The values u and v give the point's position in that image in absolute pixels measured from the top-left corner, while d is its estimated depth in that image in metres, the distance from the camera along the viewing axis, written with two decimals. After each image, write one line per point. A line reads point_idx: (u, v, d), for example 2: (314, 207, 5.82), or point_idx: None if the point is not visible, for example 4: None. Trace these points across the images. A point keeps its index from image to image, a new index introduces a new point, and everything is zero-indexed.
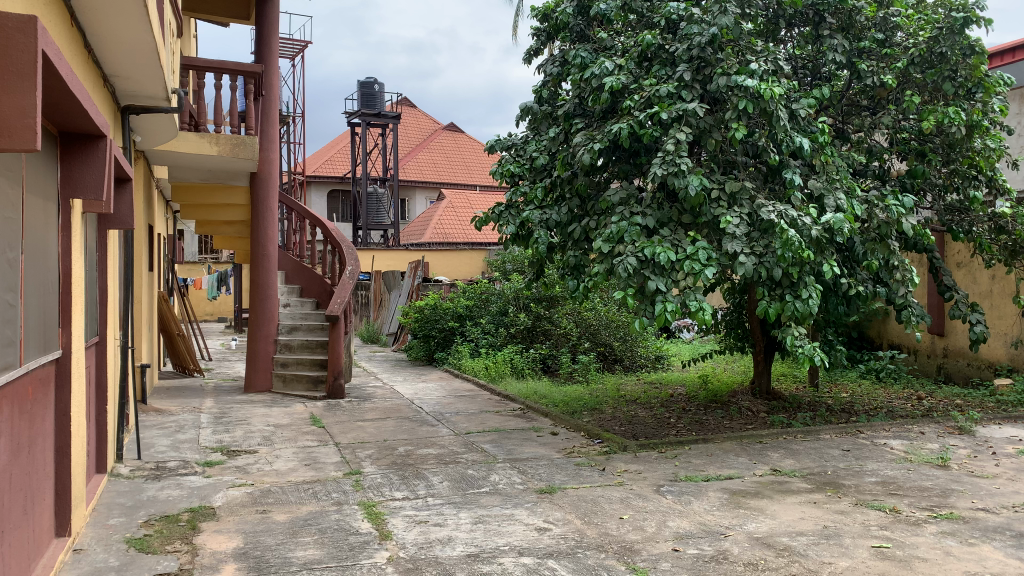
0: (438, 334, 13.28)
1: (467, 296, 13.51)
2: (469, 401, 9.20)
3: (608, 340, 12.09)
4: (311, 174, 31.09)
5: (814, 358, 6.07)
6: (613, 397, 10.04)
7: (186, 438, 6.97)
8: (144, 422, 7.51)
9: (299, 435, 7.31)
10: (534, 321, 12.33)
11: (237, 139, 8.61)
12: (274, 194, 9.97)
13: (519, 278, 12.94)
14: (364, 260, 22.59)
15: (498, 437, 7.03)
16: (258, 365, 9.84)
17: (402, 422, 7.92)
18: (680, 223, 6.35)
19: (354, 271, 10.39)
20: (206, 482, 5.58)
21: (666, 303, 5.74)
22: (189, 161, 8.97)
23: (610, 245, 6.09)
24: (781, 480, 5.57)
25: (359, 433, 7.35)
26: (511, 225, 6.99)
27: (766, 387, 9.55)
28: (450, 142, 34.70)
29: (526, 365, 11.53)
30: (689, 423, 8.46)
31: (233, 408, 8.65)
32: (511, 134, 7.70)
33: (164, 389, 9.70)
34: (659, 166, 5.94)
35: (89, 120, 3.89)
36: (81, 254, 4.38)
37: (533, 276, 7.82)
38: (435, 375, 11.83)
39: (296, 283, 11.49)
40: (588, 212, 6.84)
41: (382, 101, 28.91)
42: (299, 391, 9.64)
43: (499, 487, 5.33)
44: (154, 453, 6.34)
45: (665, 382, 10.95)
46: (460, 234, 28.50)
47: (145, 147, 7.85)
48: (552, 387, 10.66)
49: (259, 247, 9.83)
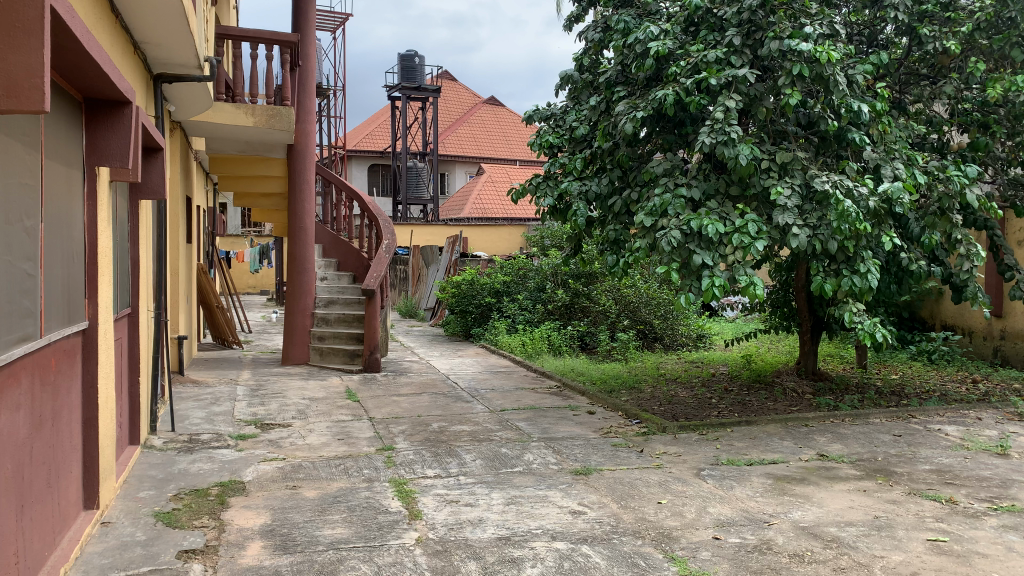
0: (475, 310, 13.17)
1: (505, 271, 13.37)
2: (505, 377, 9.07)
3: (648, 318, 11.83)
4: (352, 148, 31.12)
5: (874, 335, 5.77)
6: (653, 376, 9.82)
7: (221, 411, 6.96)
8: (180, 394, 7.53)
9: (333, 409, 7.25)
10: (572, 298, 12.16)
11: (273, 110, 8.51)
12: (311, 166, 9.88)
13: (557, 254, 12.76)
14: (403, 235, 22.55)
15: (533, 415, 6.88)
16: (295, 338, 9.84)
17: (437, 397, 7.81)
18: (728, 196, 6.07)
19: (390, 245, 10.27)
20: (238, 456, 5.53)
21: (713, 278, 5.50)
22: (226, 132, 8.89)
23: (654, 218, 5.84)
24: (828, 466, 5.32)
25: (394, 408, 7.27)
26: (548, 198, 6.76)
27: (813, 367, 9.24)
28: (491, 116, 34.42)
29: (564, 342, 11.35)
30: (732, 404, 8.25)
31: (270, 381, 8.65)
32: (550, 103, 7.45)
33: (203, 361, 9.74)
34: (706, 135, 5.67)
35: (112, 84, 3.77)
36: (108, 225, 4.30)
37: (570, 252, 7.61)
38: (472, 351, 11.72)
39: (333, 256, 11.43)
40: (629, 185, 6.59)
41: (423, 74, 28.68)
42: (336, 364, 9.61)
43: (532, 467, 5.17)
44: (188, 425, 6.32)
45: (708, 362, 10.69)
46: (500, 209, 28.33)
47: (180, 118, 7.80)
48: (589, 364, 10.48)
49: (297, 219, 9.77)
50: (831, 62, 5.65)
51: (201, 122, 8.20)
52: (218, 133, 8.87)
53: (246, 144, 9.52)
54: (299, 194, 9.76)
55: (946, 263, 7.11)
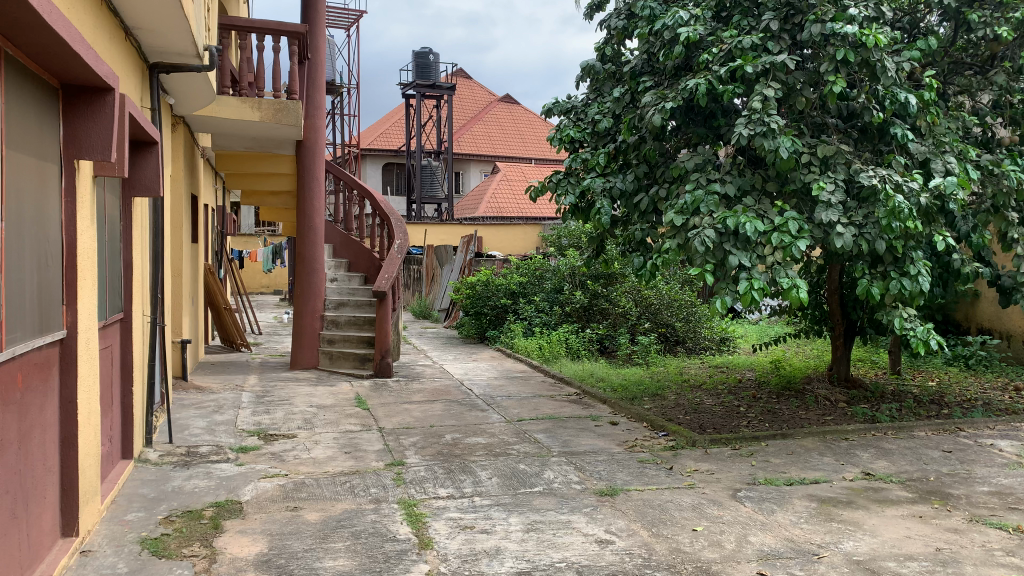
0: (491, 312, 12.76)
1: (521, 272, 12.94)
2: (522, 384, 8.65)
3: (670, 321, 11.40)
4: (366, 147, 30.81)
5: (928, 342, 5.37)
6: (676, 382, 9.40)
7: (223, 420, 6.60)
8: (182, 401, 7.19)
9: (341, 418, 6.87)
10: (590, 299, 11.74)
11: (280, 104, 8.15)
12: (321, 163, 9.51)
13: (575, 254, 12.33)
14: (417, 234, 22.16)
15: (552, 426, 6.47)
16: (305, 341, 9.48)
17: (451, 405, 7.41)
18: (765, 192, 5.66)
19: (402, 245, 9.90)
20: (236, 472, 5.15)
21: (750, 280, 5.08)
22: (232, 128, 8.52)
23: (685, 216, 5.44)
24: (876, 486, 4.87)
25: (405, 418, 6.88)
26: (570, 195, 6.31)
27: (846, 374, 8.78)
28: (506, 114, 34.00)
29: (582, 345, 10.94)
30: (762, 413, 7.90)
31: (277, 387, 8.29)
32: (570, 96, 7.01)
33: (209, 365, 9.40)
34: (743, 126, 5.23)
35: (86, 69, 3.39)
36: (92, 224, 3.93)
37: (592, 254, 7.21)
38: (487, 354, 11.31)
39: (344, 257, 11.07)
40: (657, 181, 6.16)
41: (438, 71, 28.31)
42: (346, 368, 9.25)
43: (553, 487, 4.76)
44: (187, 436, 5.96)
45: (733, 367, 10.24)
46: (515, 208, 27.93)
47: (182, 112, 7.44)
48: (609, 369, 10.07)
49: (306, 218, 9.41)
50: (878, 46, 5.24)
51: (205, 117, 7.86)
52: (224, 128, 8.54)
53: (254, 140, 9.19)
54: (310, 191, 9.41)
55: (995, 265, 6.64)
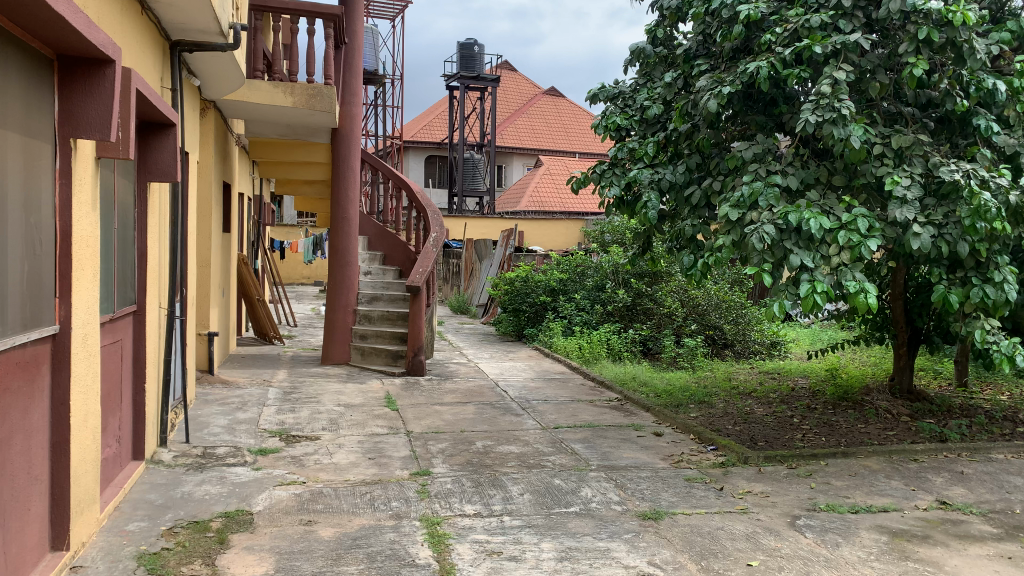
0: (530, 309, 12.33)
1: (562, 268, 12.50)
2: (559, 386, 8.22)
3: (718, 323, 11.01)
4: (409, 139, 30.61)
5: (1013, 358, 4.79)
6: (725, 389, 9.02)
7: (246, 418, 6.31)
8: (205, 397, 6.93)
9: (368, 419, 6.53)
10: (634, 299, 11.30)
11: (313, 89, 7.83)
12: (356, 151, 9.19)
13: (619, 251, 11.84)
14: (457, 228, 21.85)
15: (591, 436, 6.04)
16: (335, 336, 9.18)
17: (484, 408, 7.01)
18: (830, 186, 5.12)
19: (438, 239, 9.53)
20: (251, 478, 4.83)
21: (813, 282, 4.58)
22: (264, 113, 8.23)
23: (741, 211, 4.94)
24: (955, 519, 4.33)
25: (435, 421, 6.50)
26: (614, 186, 5.84)
27: (909, 385, 8.15)
28: (550, 108, 33.52)
29: (624, 347, 10.51)
30: (818, 425, 7.41)
31: (305, 383, 8.00)
32: (617, 82, 6.54)
33: (239, 359, 9.16)
34: (809, 112, 4.68)
35: (82, 38, 3.05)
36: (90, 210, 3.59)
37: (638, 251, 6.74)
38: (525, 353, 10.89)
39: (379, 249, 10.75)
40: (711, 173, 5.66)
41: (482, 63, 27.93)
42: (378, 365, 8.93)
43: (591, 508, 4.33)
44: (205, 435, 5.67)
45: (785, 374, 9.88)
46: (557, 203, 27.51)
47: (211, 95, 7.15)
48: (653, 372, 9.74)
49: (340, 209, 9.10)
50: (967, 24, 4.66)
51: (236, 101, 7.59)
52: (257, 114, 8.27)
53: (288, 127, 8.90)
54: (344, 181, 9.09)
55: None
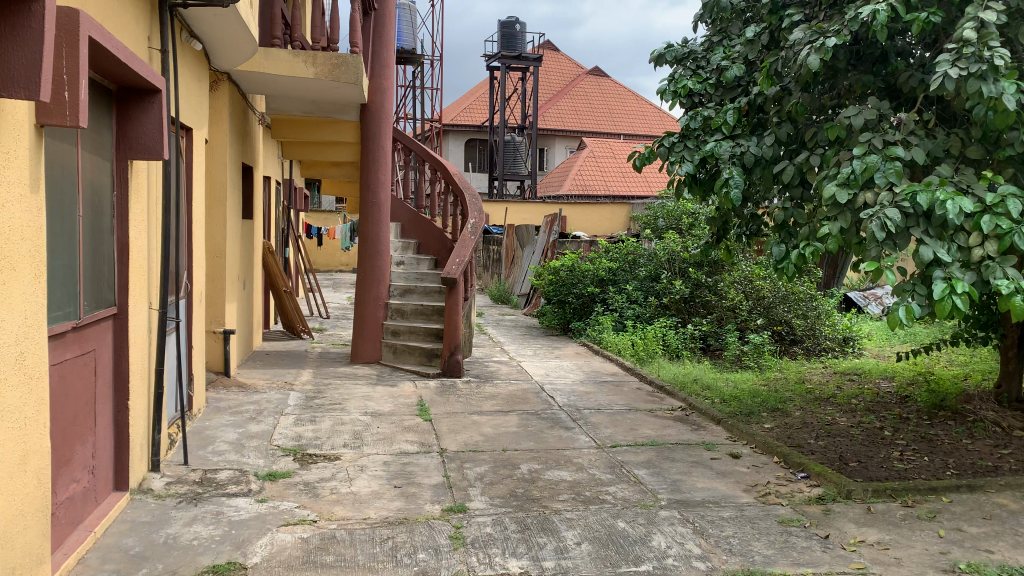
0: (576, 301, 11.38)
1: (611, 256, 11.53)
2: (613, 391, 7.32)
3: (785, 317, 10.01)
4: (449, 122, 29.79)
5: None
6: (799, 394, 8.05)
7: (258, 432, 5.55)
8: (218, 405, 6.19)
9: (397, 432, 5.70)
10: (691, 290, 10.32)
11: (337, 58, 6.97)
12: (387, 129, 8.33)
13: (674, 238, 10.82)
14: (498, 213, 21.01)
15: (655, 459, 5.15)
16: (365, 332, 8.38)
17: (529, 420, 6.13)
18: (964, 159, 4.10)
19: (477, 225, 8.66)
20: (253, 514, 4.03)
21: (949, 280, 3.60)
22: (285, 87, 7.42)
23: (852, 191, 3.96)
24: None
25: (474, 435, 5.65)
26: (686, 163, 4.90)
27: (1018, 393, 7.06)
28: (594, 88, 32.36)
29: (682, 344, 9.57)
30: (916, 440, 6.38)
31: (330, 385, 7.22)
32: (685, 39, 5.55)
33: (262, 356, 8.45)
34: (948, 64, 3.63)
35: None
36: (22, 192, 2.75)
37: (710, 240, 5.79)
38: (572, 350, 9.98)
39: (413, 237, 9.92)
40: (806, 146, 4.68)
41: (524, 42, 26.96)
42: (411, 364, 8.12)
43: (666, 566, 3.45)
44: (208, 455, 4.92)
45: (865, 376, 8.87)
46: (602, 187, 26.57)
47: (222, 63, 6.35)
48: (716, 372, 8.79)
49: (370, 193, 8.28)
50: None
51: (252, 72, 6.79)
52: (277, 88, 7.47)
53: (313, 103, 8.11)
54: (373, 162, 8.26)
55: None
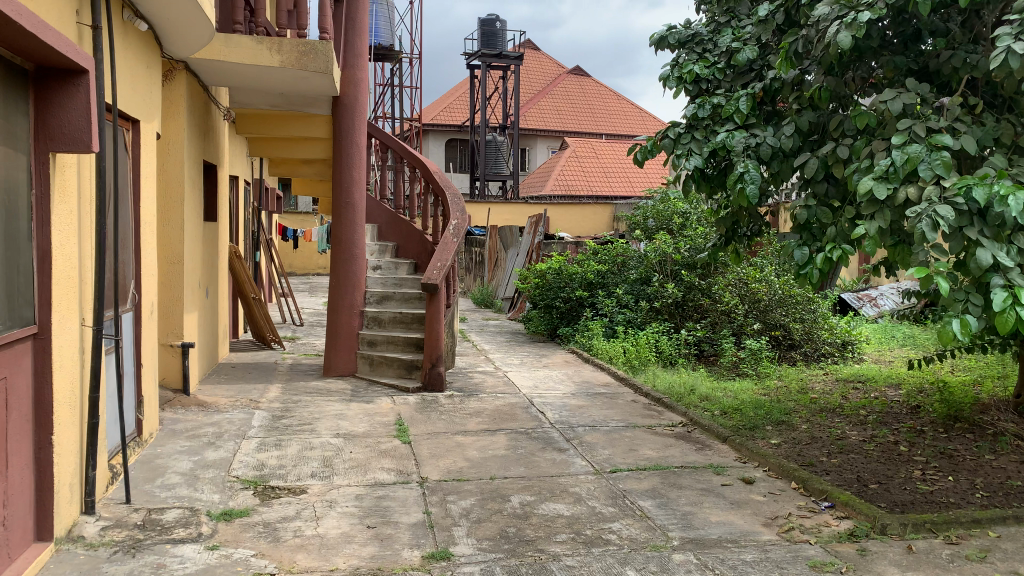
0: (563, 305, 10.85)
1: (600, 258, 11.00)
2: (608, 405, 6.78)
3: (783, 321, 9.55)
4: (428, 121, 29.17)
5: None
6: (804, 405, 7.54)
7: (216, 461, 4.94)
8: (172, 429, 5.57)
9: (372, 458, 5.13)
10: (684, 293, 9.81)
11: (305, 45, 6.38)
12: (363, 123, 7.74)
13: (665, 238, 10.30)
14: (479, 213, 20.43)
15: (661, 488, 4.61)
16: (339, 343, 7.77)
17: (519, 440, 5.57)
18: (1017, 147, 3.62)
19: (459, 227, 8.09)
20: (200, 567, 3.43)
21: (1010, 288, 3.08)
22: (250, 77, 6.81)
23: (891, 186, 3.43)
24: None
25: (457, 461, 5.09)
26: (695, 157, 4.37)
27: None
28: (576, 87, 31.91)
29: (675, 350, 9.06)
30: (936, 456, 5.89)
31: (300, 403, 6.61)
32: (688, 21, 5.02)
33: (227, 370, 7.81)
34: (1010, 39, 3.11)
35: None
36: None
37: (719, 243, 5.28)
38: (560, 358, 9.42)
39: (391, 240, 9.34)
40: (831, 136, 4.17)
41: (504, 41, 26.46)
42: (389, 378, 7.53)
43: None
44: (154, 491, 4.31)
45: (871, 383, 8.39)
46: (585, 187, 26.10)
47: (176, 48, 5.73)
48: (713, 381, 8.26)
49: (344, 193, 7.70)
50: None
51: (211, 60, 6.18)
52: (241, 79, 6.86)
53: (281, 95, 7.52)
54: (347, 159, 7.67)
55: None
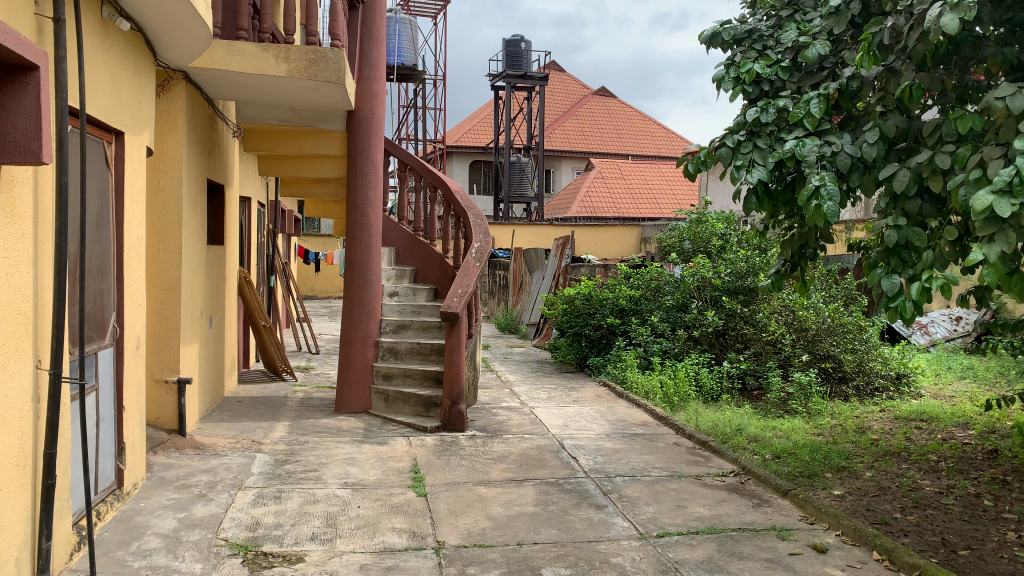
0: (593, 333, 10.21)
1: (632, 283, 10.34)
2: (648, 449, 6.10)
3: (833, 351, 8.80)
4: (453, 143, 28.79)
5: None
6: (864, 448, 6.79)
7: (204, 518, 4.32)
8: (162, 477, 4.97)
9: (382, 516, 4.48)
10: (724, 322, 9.11)
11: (315, 53, 5.84)
12: (379, 139, 7.19)
13: (703, 261, 9.64)
14: (504, 236, 19.86)
15: (720, 558, 3.91)
16: (352, 377, 7.16)
17: (550, 494, 4.90)
18: None
19: (482, 250, 7.49)
20: None
21: None
22: (256, 89, 6.28)
23: (1016, 201, 2.76)
24: None
25: (480, 520, 4.43)
26: (758, 168, 3.72)
27: None
28: (602, 108, 31.40)
29: (716, 384, 8.36)
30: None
31: (307, 445, 5.98)
32: (745, 14, 4.39)
33: (231, 406, 7.22)
34: None
35: None
36: None
37: (782, 268, 4.61)
38: (591, 391, 8.74)
39: (409, 264, 8.78)
40: (924, 144, 3.51)
41: (529, 61, 26.08)
42: (405, 415, 6.89)
43: None
44: (126, 560, 3.70)
45: (935, 422, 7.60)
46: (612, 209, 25.51)
47: (172, 55, 5.20)
48: (760, 419, 7.54)
49: (359, 214, 7.13)
50: None
51: (212, 69, 5.67)
52: (248, 91, 6.35)
53: (293, 109, 7.01)
54: (362, 178, 7.11)
55: None
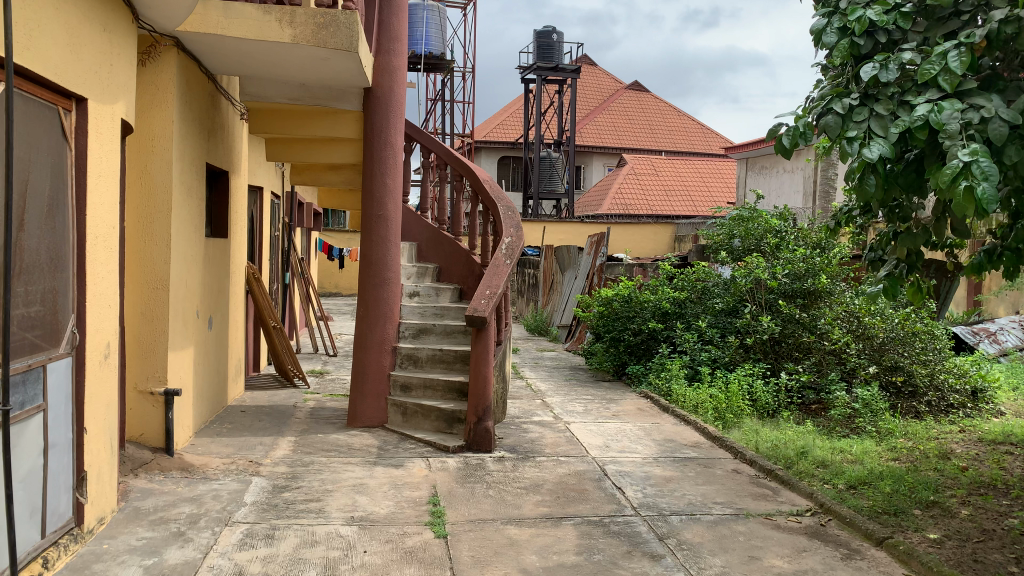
0: (633, 338, 9.36)
1: (678, 284, 9.47)
2: (704, 479, 5.24)
3: (904, 362, 7.85)
4: (481, 138, 28.03)
5: None
6: (953, 478, 5.86)
7: (176, 565, 3.57)
8: (137, 508, 4.23)
9: (392, 565, 3.70)
10: (782, 329, 8.22)
11: (324, 16, 5.06)
12: (400, 119, 6.44)
13: (756, 261, 8.73)
14: (533, 233, 19.03)
15: None
16: (366, 387, 6.38)
17: (594, 537, 4.08)
18: None
19: (513, 246, 6.67)
20: None
21: None
22: (259, 61, 5.54)
23: None
24: None
25: (510, 573, 3.63)
26: (879, 142, 2.97)
27: None
28: (635, 102, 30.41)
29: (773, 399, 7.49)
30: None
31: (311, 466, 5.22)
32: None
33: (233, 416, 6.49)
34: None
35: None
36: None
37: (896, 271, 3.92)
38: (632, 404, 7.90)
39: (432, 261, 8.02)
40: None
41: (560, 53, 25.20)
42: (424, 431, 6.12)
43: None
44: None
45: None
46: (646, 206, 24.55)
47: (153, 14, 4.44)
48: (826, 440, 6.64)
49: (376, 203, 6.36)
50: None
51: (204, 34, 4.91)
52: (250, 63, 5.61)
53: (303, 86, 6.31)
54: (381, 162, 6.35)
55: None
